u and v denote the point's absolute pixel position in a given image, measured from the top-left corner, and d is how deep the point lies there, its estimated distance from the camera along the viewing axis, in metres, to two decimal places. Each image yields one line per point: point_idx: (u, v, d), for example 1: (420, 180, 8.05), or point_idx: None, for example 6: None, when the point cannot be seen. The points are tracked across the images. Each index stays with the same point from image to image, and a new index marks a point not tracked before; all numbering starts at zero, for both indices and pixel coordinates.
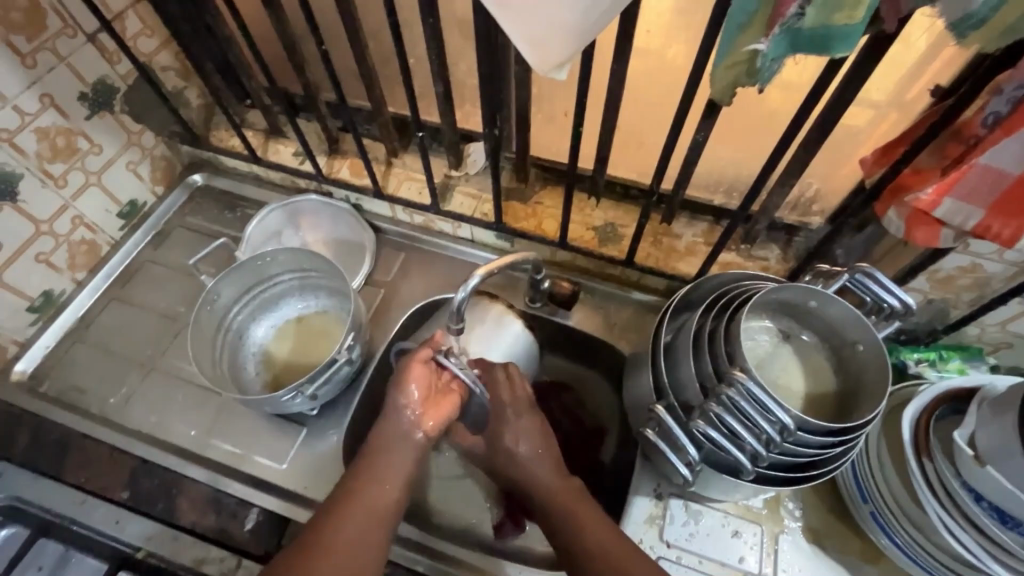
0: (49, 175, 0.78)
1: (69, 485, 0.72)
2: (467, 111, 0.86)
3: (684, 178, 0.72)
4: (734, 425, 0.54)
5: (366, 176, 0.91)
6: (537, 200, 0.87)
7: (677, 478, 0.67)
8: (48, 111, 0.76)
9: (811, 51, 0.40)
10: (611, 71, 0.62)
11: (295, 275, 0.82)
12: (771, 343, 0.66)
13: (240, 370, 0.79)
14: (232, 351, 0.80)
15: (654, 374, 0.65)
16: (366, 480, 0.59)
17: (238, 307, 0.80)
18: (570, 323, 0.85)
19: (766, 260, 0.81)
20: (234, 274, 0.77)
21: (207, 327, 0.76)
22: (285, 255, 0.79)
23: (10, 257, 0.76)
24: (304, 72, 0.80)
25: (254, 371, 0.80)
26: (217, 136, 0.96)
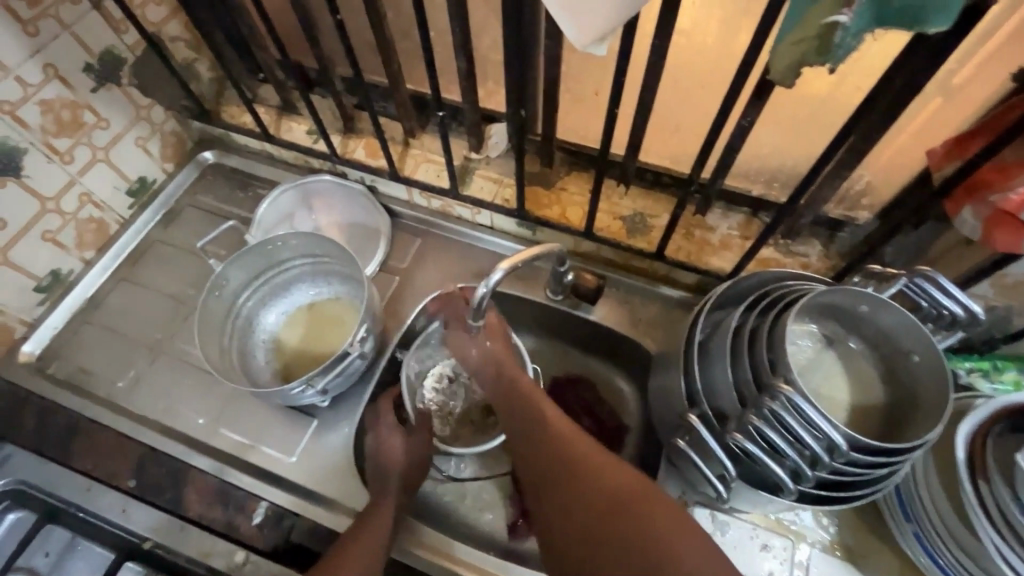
0: (54, 150, 0.75)
1: (76, 471, 0.70)
2: (490, 90, 0.81)
3: (724, 166, 0.66)
4: (776, 441, 0.49)
5: (383, 157, 0.87)
6: (561, 186, 0.83)
7: (705, 488, 0.63)
8: (52, 83, 0.72)
9: (900, 25, 0.35)
10: (652, 48, 0.56)
11: (306, 260, 0.79)
12: (814, 349, 0.61)
13: (249, 358, 0.77)
14: (242, 337, 0.77)
15: (687, 378, 0.60)
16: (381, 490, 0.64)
17: (247, 292, 0.77)
18: (593, 317, 0.81)
19: (807, 257, 0.76)
20: (242, 259, 0.73)
21: (215, 314, 0.73)
22: (296, 238, 0.75)
23: (15, 234, 0.74)
24: (318, 45, 0.75)
25: (264, 359, 0.77)
26: (229, 112, 0.92)
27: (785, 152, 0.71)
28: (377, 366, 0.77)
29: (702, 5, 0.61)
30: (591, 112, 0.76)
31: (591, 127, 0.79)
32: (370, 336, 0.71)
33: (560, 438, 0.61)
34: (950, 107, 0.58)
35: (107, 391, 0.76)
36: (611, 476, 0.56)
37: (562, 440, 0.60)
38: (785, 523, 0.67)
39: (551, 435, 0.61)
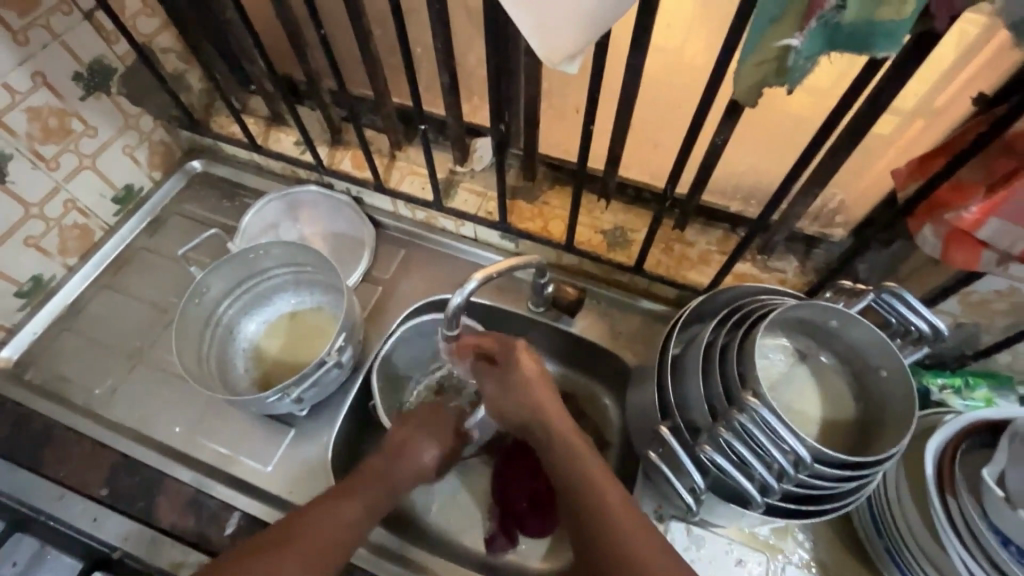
0: (40, 156, 0.75)
1: (48, 479, 0.70)
2: (475, 105, 0.83)
3: (700, 183, 0.68)
4: (745, 454, 0.50)
5: (369, 169, 0.88)
6: (544, 200, 0.84)
7: (679, 501, 0.64)
8: (40, 91, 0.73)
9: (849, 49, 0.36)
10: (628, 67, 0.58)
11: (288, 270, 0.79)
12: (786, 363, 0.62)
13: (228, 366, 0.76)
14: (221, 346, 0.77)
15: (661, 390, 0.61)
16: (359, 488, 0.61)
17: (228, 300, 0.77)
18: (574, 330, 0.82)
19: (784, 272, 0.77)
20: (224, 268, 0.74)
21: (194, 322, 0.73)
22: (280, 249, 0.75)
23: None
24: (306, 58, 0.77)
25: (243, 368, 0.77)
26: (218, 123, 0.94)
27: (761, 169, 0.72)
28: (358, 375, 0.78)
29: (677, 27, 0.63)
30: (570, 129, 0.78)
31: (572, 143, 0.80)
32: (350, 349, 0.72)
33: (597, 494, 0.54)
34: (916, 129, 0.59)
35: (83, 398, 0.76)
36: (643, 542, 0.50)
37: (595, 493, 0.54)
38: (760, 537, 0.67)
39: (584, 488, 0.55)
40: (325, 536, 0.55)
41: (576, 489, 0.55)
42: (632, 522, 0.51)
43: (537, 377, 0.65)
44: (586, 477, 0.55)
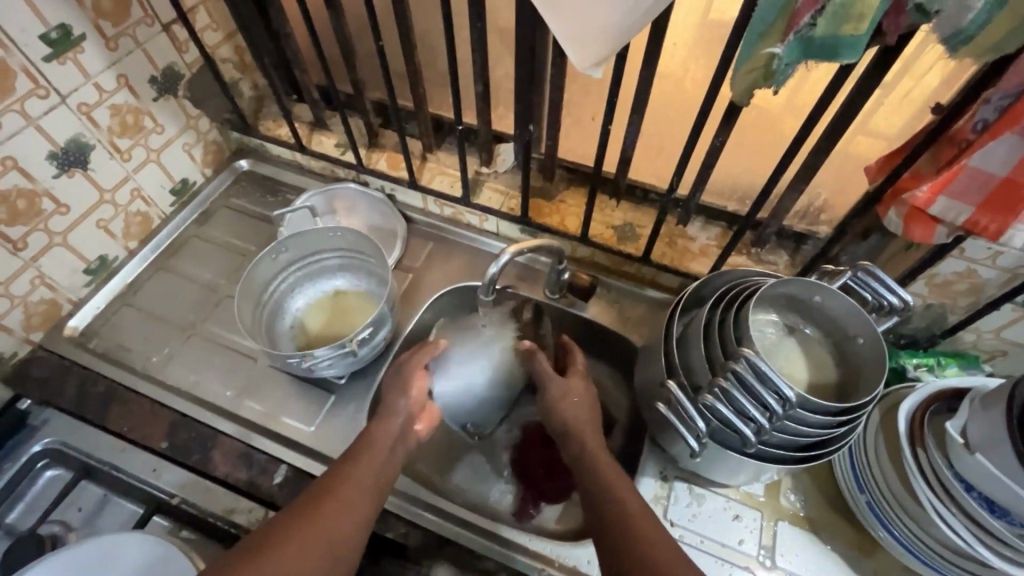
0: (116, 148, 0.85)
1: (112, 433, 0.77)
2: (501, 114, 0.93)
3: (701, 181, 0.77)
4: (741, 399, 0.58)
5: (403, 169, 0.98)
6: (561, 198, 0.93)
7: (682, 459, 0.71)
8: (122, 90, 0.83)
9: (821, 58, 0.46)
10: (640, 77, 0.68)
11: (347, 254, 0.88)
12: (777, 335, 0.70)
13: (279, 324, 0.86)
14: (278, 304, 0.86)
15: (666, 357, 0.69)
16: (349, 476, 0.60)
17: (293, 267, 0.87)
18: (586, 314, 0.90)
19: (776, 265, 0.85)
20: (292, 242, 0.84)
21: (262, 277, 0.83)
22: (339, 235, 0.85)
23: (76, 220, 0.83)
24: (355, 68, 0.87)
25: (291, 329, 0.86)
26: (265, 125, 1.03)
27: (750, 170, 0.84)
28: (386, 355, 0.85)
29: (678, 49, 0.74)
30: (587, 135, 0.90)
31: (588, 148, 0.91)
32: (387, 325, 0.80)
33: (617, 498, 0.58)
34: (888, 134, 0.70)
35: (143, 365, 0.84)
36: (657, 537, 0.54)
37: (614, 499, 0.58)
38: (754, 496, 0.74)
39: (605, 493, 0.59)
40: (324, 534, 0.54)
41: (604, 493, 0.59)
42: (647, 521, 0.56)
43: (585, 404, 0.70)
44: (607, 483, 0.60)
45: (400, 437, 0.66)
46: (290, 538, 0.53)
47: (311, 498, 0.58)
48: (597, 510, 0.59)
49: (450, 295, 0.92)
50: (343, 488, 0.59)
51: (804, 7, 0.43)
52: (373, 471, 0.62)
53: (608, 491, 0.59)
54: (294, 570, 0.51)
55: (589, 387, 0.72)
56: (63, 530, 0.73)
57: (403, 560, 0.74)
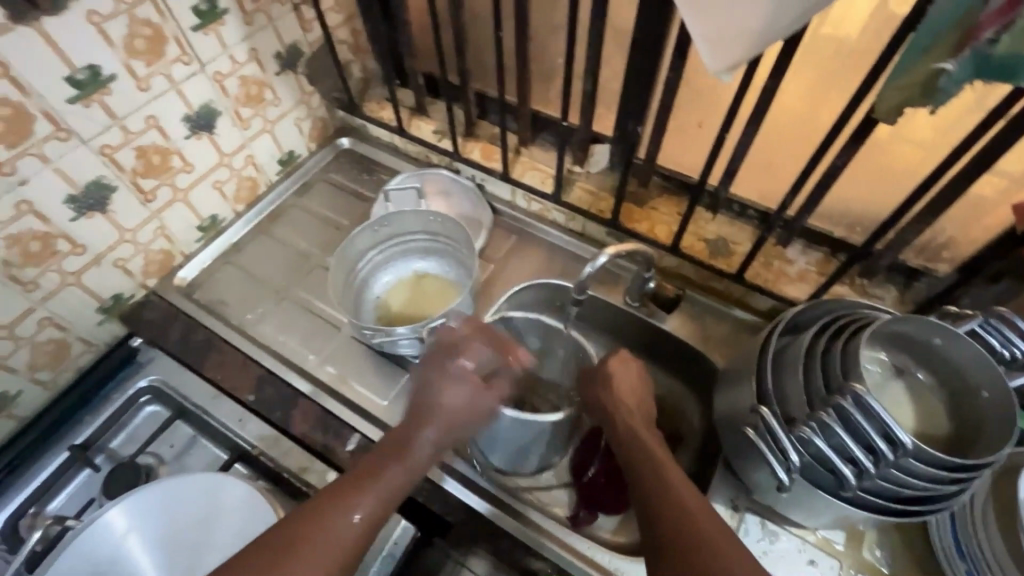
0: (239, 116, 0.91)
1: (207, 380, 0.82)
2: (602, 113, 0.91)
3: (812, 202, 0.73)
4: (846, 438, 0.54)
5: (497, 160, 0.98)
6: (653, 206, 0.91)
7: (760, 492, 0.67)
8: (252, 63, 0.88)
9: (997, 78, 0.42)
10: (766, 87, 0.65)
11: (433, 239, 0.90)
12: (881, 375, 0.65)
13: (367, 289, 0.90)
14: (370, 271, 0.90)
15: (757, 381, 0.66)
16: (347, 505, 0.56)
17: (383, 246, 0.90)
18: (666, 327, 0.88)
19: (882, 299, 0.80)
20: (393, 218, 0.87)
21: (361, 245, 0.86)
22: (437, 223, 0.88)
23: (197, 179, 0.89)
24: (464, 57, 0.88)
25: (375, 297, 0.90)
26: (369, 107, 1.07)
27: (873, 199, 0.75)
28: None
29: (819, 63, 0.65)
30: (692, 142, 0.85)
31: (688, 158, 0.87)
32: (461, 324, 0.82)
33: (680, 499, 0.56)
34: None
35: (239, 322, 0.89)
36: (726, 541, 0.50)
37: (680, 503, 0.55)
38: (833, 543, 0.69)
39: (668, 493, 0.56)
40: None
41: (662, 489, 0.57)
42: (714, 525, 0.52)
43: (630, 386, 0.72)
44: (672, 486, 0.57)
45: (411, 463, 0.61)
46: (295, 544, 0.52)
47: (335, 493, 0.57)
48: (643, 500, 0.58)
49: (521, 293, 0.92)
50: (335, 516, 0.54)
51: (991, 20, 0.39)
52: (373, 498, 0.57)
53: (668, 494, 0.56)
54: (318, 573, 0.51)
55: (635, 366, 0.74)
56: (156, 463, 0.79)
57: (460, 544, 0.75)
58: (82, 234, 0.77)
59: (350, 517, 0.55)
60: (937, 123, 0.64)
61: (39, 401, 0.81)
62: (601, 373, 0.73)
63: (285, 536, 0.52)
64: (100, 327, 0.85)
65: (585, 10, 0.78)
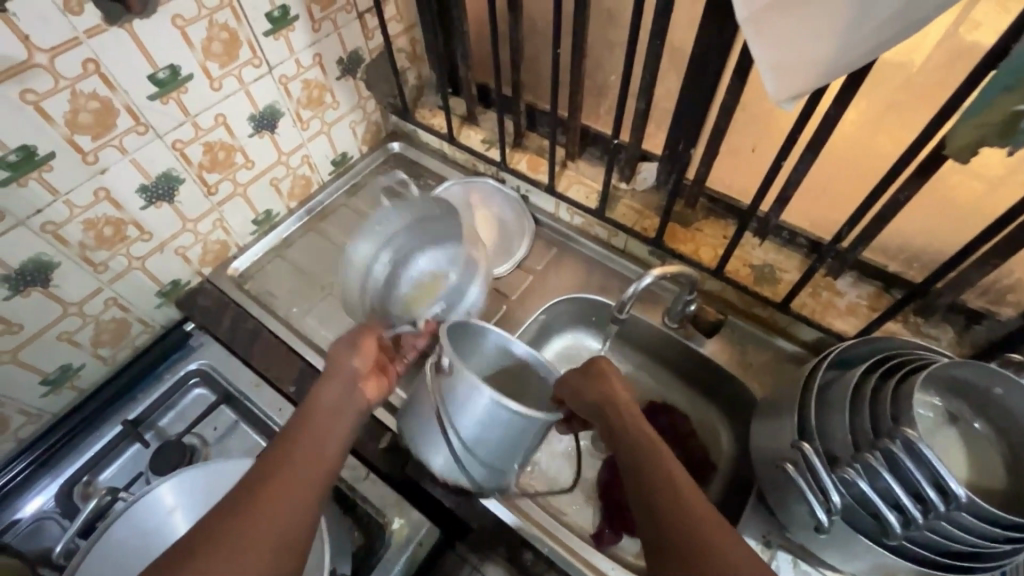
0: (299, 117, 0.95)
1: (253, 368, 0.86)
2: (652, 132, 0.91)
3: (869, 235, 0.71)
4: (892, 483, 0.52)
5: (543, 172, 0.99)
6: (698, 227, 0.90)
7: (795, 531, 0.65)
8: (316, 68, 0.92)
9: None
10: (827, 116, 0.63)
11: (428, 231, 0.89)
12: (934, 421, 0.62)
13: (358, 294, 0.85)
14: (359, 275, 0.85)
15: (799, 416, 0.64)
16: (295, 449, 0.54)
17: (379, 246, 0.85)
18: (704, 351, 0.86)
19: (937, 339, 0.77)
20: (390, 215, 0.83)
21: (365, 242, 0.83)
22: (441, 209, 0.86)
23: (256, 175, 0.93)
24: (519, 71, 0.90)
25: (364, 300, 0.86)
26: (421, 113, 1.10)
27: (934, 236, 0.72)
28: None
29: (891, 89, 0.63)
30: (744, 166, 0.83)
31: (740, 182, 0.86)
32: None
33: (688, 505, 0.48)
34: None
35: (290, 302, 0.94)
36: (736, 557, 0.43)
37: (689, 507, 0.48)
38: None
39: (672, 497, 0.49)
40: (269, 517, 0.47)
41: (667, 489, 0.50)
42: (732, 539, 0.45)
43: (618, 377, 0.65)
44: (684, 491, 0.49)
45: (340, 405, 0.61)
46: (251, 495, 0.49)
47: (263, 465, 0.52)
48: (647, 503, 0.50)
49: (560, 304, 0.95)
50: (287, 459, 0.53)
51: None
52: (320, 440, 0.56)
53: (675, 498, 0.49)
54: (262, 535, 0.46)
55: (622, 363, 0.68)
56: (200, 444, 0.82)
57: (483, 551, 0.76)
58: (150, 221, 0.81)
59: (287, 480, 0.51)
60: (1011, 166, 0.61)
61: (98, 375, 0.86)
62: (590, 364, 0.66)
63: (220, 512, 0.47)
64: (158, 310, 0.90)
65: (643, 30, 0.79)
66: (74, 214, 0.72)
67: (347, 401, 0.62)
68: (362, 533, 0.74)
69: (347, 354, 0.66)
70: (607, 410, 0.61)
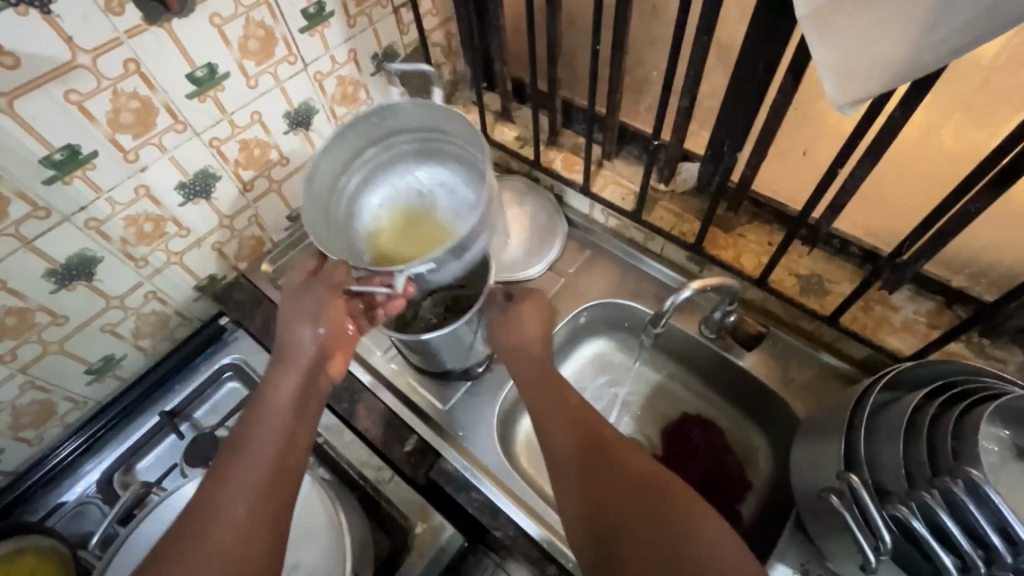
0: (333, 114, 0.94)
1: None
2: (695, 131, 0.86)
3: (933, 248, 0.65)
4: (950, 526, 0.48)
5: (578, 172, 0.97)
6: (741, 232, 0.86)
7: (838, 563, 0.62)
8: (350, 64, 0.91)
9: None
10: (893, 119, 0.58)
11: (416, 141, 0.85)
12: (1001, 456, 0.57)
13: (358, 209, 0.86)
14: (353, 193, 0.85)
15: (846, 442, 0.60)
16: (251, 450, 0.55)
17: (374, 148, 0.84)
18: (743, 364, 0.82)
19: (1005, 362, 0.71)
20: (400, 110, 0.79)
21: (363, 133, 0.81)
22: (445, 122, 0.80)
23: (291, 172, 0.94)
24: (556, 67, 0.87)
25: (370, 216, 0.87)
26: (455, 109, 1.08)
27: (1009, 253, 0.66)
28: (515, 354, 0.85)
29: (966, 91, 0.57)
30: (794, 172, 0.79)
31: (788, 188, 0.81)
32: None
33: (655, 489, 0.53)
34: None
35: (306, 250, 0.97)
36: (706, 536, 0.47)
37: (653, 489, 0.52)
38: None
39: (630, 494, 0.53)
40: (233, 526, 0.50)
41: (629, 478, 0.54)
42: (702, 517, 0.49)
43: (537, 322, 0.75)
44: (645, 477, 0.54)
45: (296, 399, 0.60)
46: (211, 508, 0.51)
47: (216, 473, 0.53)
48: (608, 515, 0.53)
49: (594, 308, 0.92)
50: (242, 465, 0.54)
51: None
52: (273, 441, 0.56)
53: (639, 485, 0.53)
54: (220, 543, 0.48)
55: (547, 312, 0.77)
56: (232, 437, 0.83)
57: (505, 558, 0.75)
58: (187, 217, 0.83)
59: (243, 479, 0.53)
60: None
61: (138, 365, 0.89)
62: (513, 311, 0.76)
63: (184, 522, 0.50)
64: (195, 303, 0.91)
65: (690, 24, 0.74)
66: (116, 211, 0.74)
67: (299, 384, 0.61)
68: (384, 536, 0.73)
69: (297, 327, 0.63)
70: (546, 376, 0.70)
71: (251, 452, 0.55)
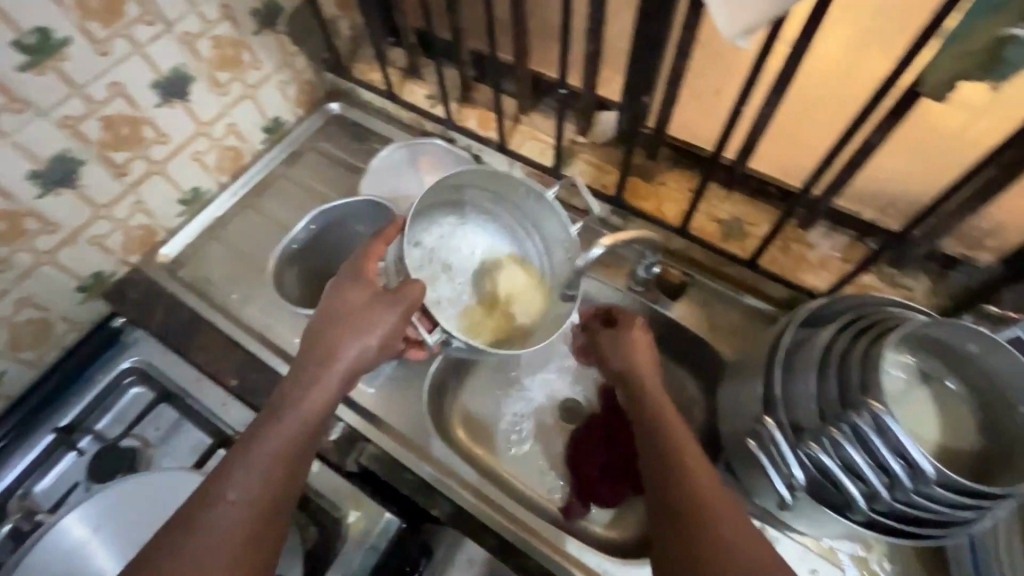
0: (215, 81, 0.84)
1: (191, 363, 0.80)
2: (608, 77, 0.82)
3: (841, 183, 0.65)
4: (856, 458, 0.49)
5: (494, 129, 0.92)
6: (661, 181, 0.84)
7: (765, 500, 0.62)
8: (226, 22, 0.81)
9: None
10: (793, 50, 0.56)
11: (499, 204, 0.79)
12: (906, 381, 0.59)
13: (417, 246, 0.76)
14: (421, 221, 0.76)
15: (765, 383, 0.59)
16: (263, 441, 0.54)
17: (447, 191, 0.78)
18: (671, 314, 0.81)
19: (911, 290, 0.73)
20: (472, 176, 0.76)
21: (461, 180, 0.76)
22: (518, 198, 0.77)
23: (173, 150, 0.84)
24: (456, 15, 0.80)
25: (418, 256, 0.76)
26: (359, 69, 1.00)
27: (909, 180, 0.67)
28: None
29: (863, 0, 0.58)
30: (708, 113, 0.76)
31: (704, 129, 0.78)
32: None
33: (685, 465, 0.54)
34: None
35: (229, 254, 0.91)
36: (742, 538, 0.48)
37: (693, 477, 0.53)
38: (836, 550, 0.66)
39: (672, 449, 0.56)
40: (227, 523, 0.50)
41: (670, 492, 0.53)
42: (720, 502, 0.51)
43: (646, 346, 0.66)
44: (672, 454, 0.55)
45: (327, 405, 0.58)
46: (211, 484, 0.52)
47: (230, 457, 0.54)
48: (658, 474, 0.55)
49: None
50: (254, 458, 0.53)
51: None
52: (287, 439, 0.55)
53: (682, 472, 0.54)
54: (215, 537, 0.49)
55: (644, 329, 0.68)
56: (142, 446, 0.77)
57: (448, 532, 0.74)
58: (52, 211, 0.73)
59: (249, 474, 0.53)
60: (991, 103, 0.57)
61: (24, 380, 0.80)
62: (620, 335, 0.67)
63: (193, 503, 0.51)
64: (83, 306, 0.82)
65: None
66: None
67: (332, 394, 0.59)
68: (315, 529, 0.70)
69: (351, 335, 0.61)
70: (630, 373, 0.64)
71: (266, 444, 0.54)
